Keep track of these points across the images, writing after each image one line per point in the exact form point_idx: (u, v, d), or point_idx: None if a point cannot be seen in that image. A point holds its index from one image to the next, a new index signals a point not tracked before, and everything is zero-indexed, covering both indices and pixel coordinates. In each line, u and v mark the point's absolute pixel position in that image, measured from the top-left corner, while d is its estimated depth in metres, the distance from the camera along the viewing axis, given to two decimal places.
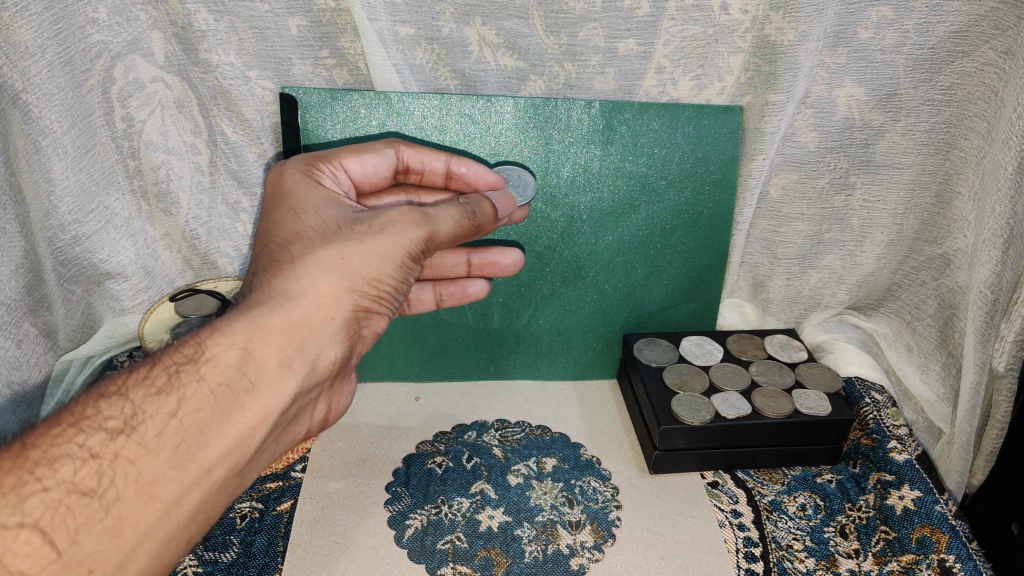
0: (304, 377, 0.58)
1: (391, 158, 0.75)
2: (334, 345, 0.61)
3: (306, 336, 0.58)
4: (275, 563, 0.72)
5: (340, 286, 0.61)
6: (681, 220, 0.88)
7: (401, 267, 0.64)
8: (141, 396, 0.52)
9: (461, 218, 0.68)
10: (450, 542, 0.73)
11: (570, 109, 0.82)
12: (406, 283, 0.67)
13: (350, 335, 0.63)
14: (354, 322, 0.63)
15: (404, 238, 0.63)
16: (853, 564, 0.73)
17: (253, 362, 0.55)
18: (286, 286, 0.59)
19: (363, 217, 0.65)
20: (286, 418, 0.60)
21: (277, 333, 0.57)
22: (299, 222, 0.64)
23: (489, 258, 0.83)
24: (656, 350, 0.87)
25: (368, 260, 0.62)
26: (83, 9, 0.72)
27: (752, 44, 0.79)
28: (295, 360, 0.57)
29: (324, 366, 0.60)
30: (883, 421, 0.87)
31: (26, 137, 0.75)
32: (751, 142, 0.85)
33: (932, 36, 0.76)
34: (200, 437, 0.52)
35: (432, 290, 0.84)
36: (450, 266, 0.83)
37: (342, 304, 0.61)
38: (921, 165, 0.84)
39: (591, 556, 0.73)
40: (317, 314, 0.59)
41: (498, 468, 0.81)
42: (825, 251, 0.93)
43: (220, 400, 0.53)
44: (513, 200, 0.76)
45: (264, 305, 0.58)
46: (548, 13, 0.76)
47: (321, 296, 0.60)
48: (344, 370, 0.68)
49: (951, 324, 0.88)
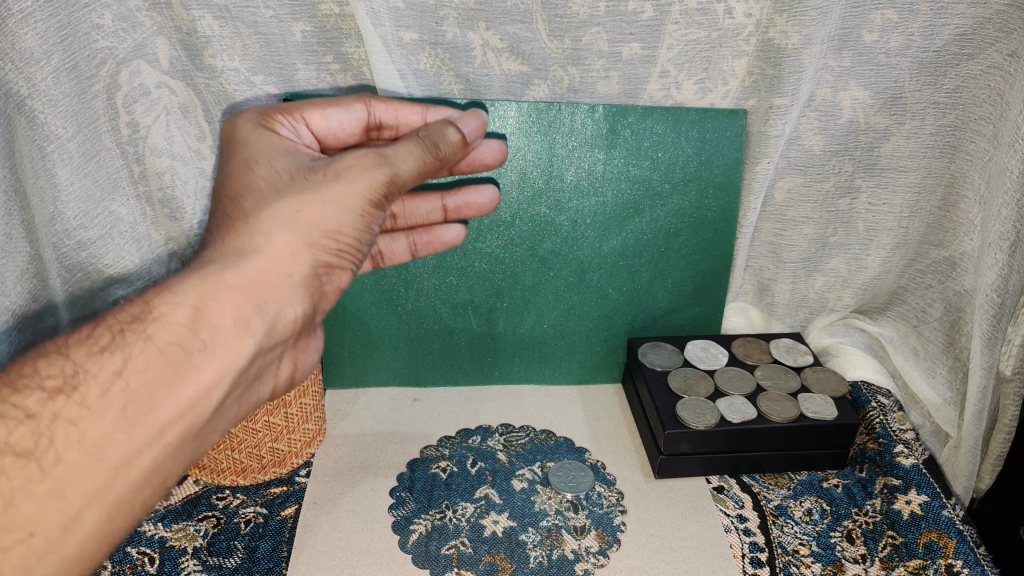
0: (264, 335, 0.54)
1: (361, 113, 0.66)
2: (296, 303, 0.56)
3: (262, 289, 0.53)
4: (279, 568, 0.71)
5: (298, 241, 0.54)
6: (685, 224, 0.88)
7: (363, 215, 0.56)
8: (84, 354, 0.48)
9: (425, 154, 0.57)
10: (456, 547, 0.73)
11: (573, 113, 0.82)
12: (371, 230, 0.58)
13: (316, 291, 0.58)
14: (315, 279, 0.57)
15: (364, 182, 0.55)
16: (859, 568, 0.73)
17: (205, 321, 0.51)
18: (238, 242, 0.53)
19: (319, 165, 0.57)
20: (247, 378, 0.55)
21: (229, 289, 0.52)
22: (252, 174, 0.56)
23: (465, 200, 0.75)
24: (661, 354, 0.87)
25: (322, 208, 0.55)
26: (88, 15, 0.73)
27: (757, 48, 0.79)
28: (253, 319, 0.52)
29: (285, 324, 0.55)
30: (889, 425, 0.86)
31: (31, 142, 0.74)
32: (756, 145, 0.84)
33: (937, 39, 0.77)
34: (148, 397, 0.48)
35: (406, 240, 0.74)
36: (424, 214, 0.74)
37: (299, 261, 0.55)
38: (926, 167, 0.84)
39: (595, 561, 0.72)
40: (273, 271, 0.54)
41: (502, 472, 0.81)
42: (830, 255, 0.92)
43: (171, 359, 0.49)
44: (485, 122, 0.63)
45: (214, 260, 0.53)
46: (552, 17, 0.76)
47: (277, 251, 0.54)
48: (314, 324, 0.61)
49: (957, 327, 0.87)
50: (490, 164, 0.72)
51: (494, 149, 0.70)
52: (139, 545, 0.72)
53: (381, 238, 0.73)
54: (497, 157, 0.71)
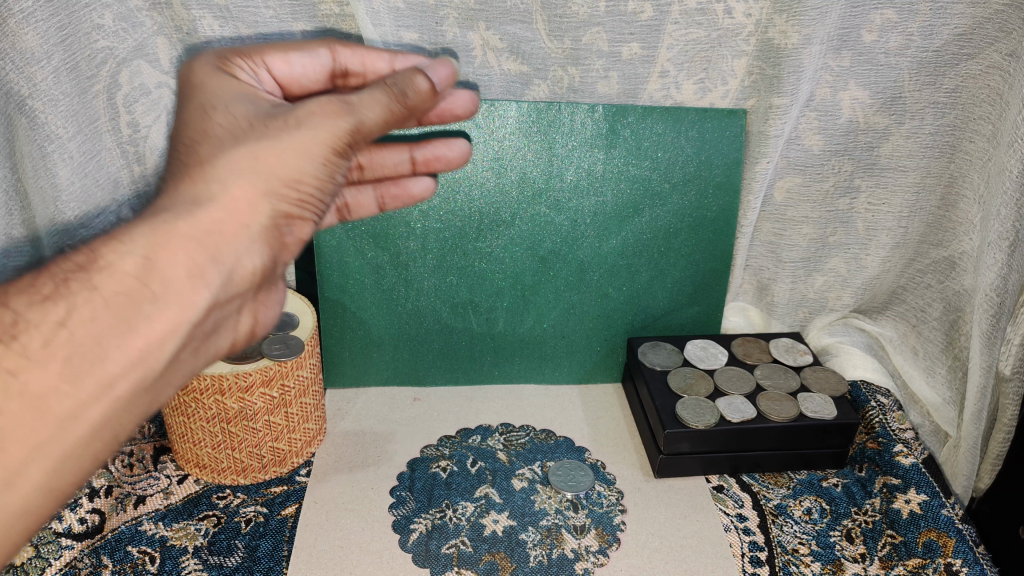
0: (220, 289, 0.46)
1: (325, 59, 0.63)
2: (255, 255, 0.48)
3: (219, 238, 0.46)
4: (280, 567, 0.71)
5: (259, 190, 0.47)
6: (684, 224, 0.88)
7: (325, 164, 0.50)
8: (23, 303, 0.40)
9: (390, 103, 0.52)
10: (456, 546, 0.73)
11: (573, 113, 0.82)
12: (334, 181, 0.52)
13: (277, 244, 0.50)
14: (276, 230, 0.49)
15: (327, 130, 0.49)
16: (858, 568, 0.73)
17: (159, 270, 0.43)
18: (191, 190, 0.46)
19: (280, 112, 0.51)
20: (207, 333, 0.48)
21: (180, 238, 0.44)
22: (208, 121, 0.50)
23: (434, 153, 0.72)
24: (660, 354, 0.87)
25: (281, 156, 0.48)
26: (89, 15, 0.73)
27: (757, 48, 0.80)
28: (210, 269, 0.45)
29: (243, 279, 0.48)
30: (889, 425, 0.85)
31: (31, 142, 0.74)
32: (756, 144, 0.85)
33: (936, 40, 0.77)
34: (95, 348, 0.41)
35: (373, 192, 0.70)
36: (391, 166, 0.70)
37: (258, 211, 0.48)
38: (926, 168, 0.84)
39: (595, 560, 0.73)
40: (233, 218, 0.46)
41: (502, 472, 0.81)
42: (830, 254, 0.92)
43: (120, 309, 0.42)
44: (454, 71, 0.59)
45: (163, 209, 0.45)
46: (552, 17, 0.76)
47: (234, 200, 0.47)
48: (275, 283, 0.52)
49: (956, 327, 0.87)
50: (460, 116, 0.70)
51: (465, 100, 0.69)
52: (140, 544, 0.72)
53: (346, 189, 0.68)
54: (468, 110, 0.69)
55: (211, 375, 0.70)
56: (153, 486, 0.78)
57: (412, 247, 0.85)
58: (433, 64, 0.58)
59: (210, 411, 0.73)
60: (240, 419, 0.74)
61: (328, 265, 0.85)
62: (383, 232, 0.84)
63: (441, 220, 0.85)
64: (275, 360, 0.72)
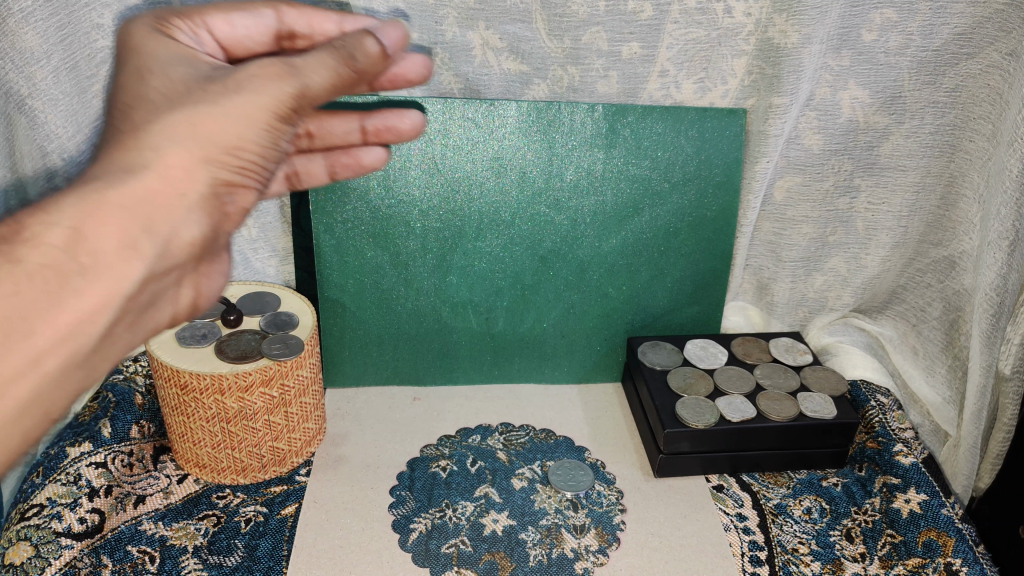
0: (157, 261, 0.43)
1: (269, 19, 0.56)
2: (192, 225, 0.44)
3: (156, 207, 0.42)
4: (279, 567, 0.71)
5: (195, 158, 0.43)
6: (684, 223, 0.88)
7: (267, 131, 0.45)
8: None
9: (337, 66, 0.46)
10: (455, 546, 0.73)
11: (573, 113, 0.82)
12: (278, 148, 0.47)
13: (217, 214, 0.46)
14: (216, 200, 0.45)
15: (268, 96, 0.44)
16: (859, 567, 0.73)
17: (89, 242, 0.39)
18: (124, 155, 0.41)
19: (219, 75, 0.46)
20: (140, 307, 0.44)
21: (111, 205, 0.40)
22: (147, 94, 0.45)
23: (386, 123, 0.65)
24: (660, 353, 0.87)
25: (219, 124, 0.43)
26: (88, 14, 0.72)
27: (756, 47, 0.80)
28: (143, 241, 0.41)
29: (182, 250, 0.44)
30: (889, 425, 0.85)
31: (32, 142, 0.75)
32: (755, 144, 0.85)
33: (936, 39, 0.77)
34: (21, 323, 0.37)
35: (325, 161, 0.64)
36: (341, 136, 0.64)
37: (196, 179, 0.43)
38: (926, 167, 0.84)
39: (595, 560, 0.73)
40: (169, 187, 0.42)
41: (502, 471, 0.81)
42: (829, 254, 0.92)
43: (45, 282, 0.38)
44: (406, 31, 0.51)
45: (95, 178, 0.41)
46: (552, 16, 0.76)
47: (170, 167, 0.42)
48: (218, 254, 0.49)
49: (956, 326, 0.87)
50: (413, 82, 0.61)
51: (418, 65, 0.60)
52: (140, 544, 0.72)
53: (296, 157, 0.63)
54: (422, 75, 0.60)
55: (211, 375, 0.70)
56: (152, 486, 0.78)
57: (411, 247, 0.85)
58: (383, 26, 0.51)
59: (210, 411, 0.73)
60: (240, 419, 0.74)
61: (328, 264, 0.85)
62: (383, 231, 0.84)
63: (441, 219, 0.84)
64: (275, 360, 0.72)
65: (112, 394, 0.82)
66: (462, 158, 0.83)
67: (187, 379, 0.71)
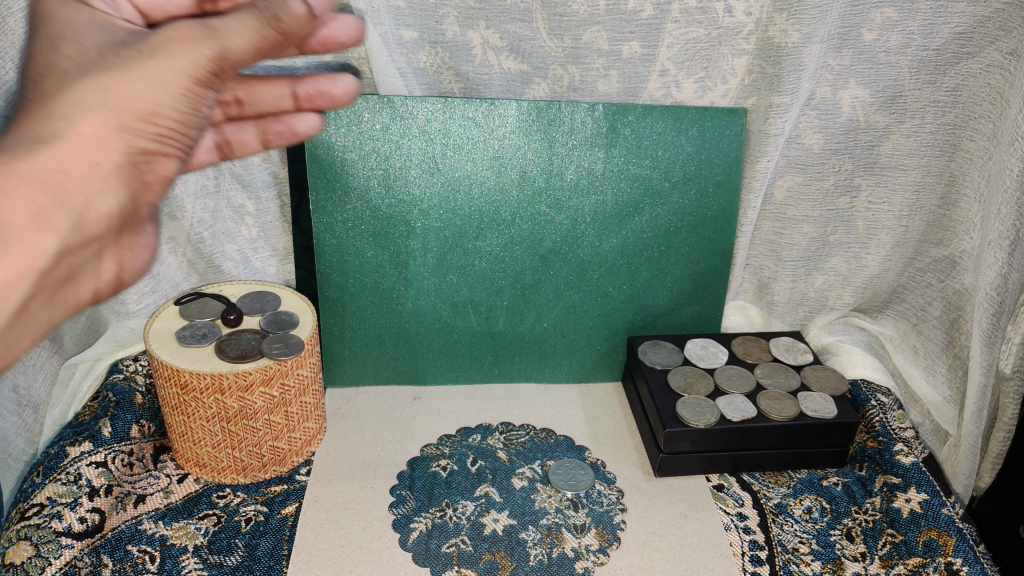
0: (73, 235, 0.36)
1: None
2: (109, 196, 0.37)
3: (68, 177, 0.35)
4: (279, 567, 0.71)
5: (108, 122, 0.36)
6: (685, 223, 0.88)
7: (187, 96, 0.38)
8: None
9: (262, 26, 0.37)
10: (455, 545, 0.73)
11: (573, 112, 0.82)
12: (200, 114, 0.40)
13: (135, 185, 0.39)
14: (133, 169, 0.38)
15: (185, 61, 0.37)
16: (859, 567, 0.73)
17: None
18: (27, 122, 0.34)
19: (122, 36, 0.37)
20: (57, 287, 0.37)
21: (19, 177, 0.33)
22: (46, 48, 0.36)
23: (317, 88, 0.49)
24: (660, 353, 0.87)
25: (132, 88, 0.36)
26: None
27: (757, 47, 0.80)
28: (56, 213, 0.34)
29: (98, 225, 0.37)
30: (889, 424, 0.85)
31: None
32: (756, 143, 0.85)
33: (937, 38, 0.77)
34: None
35: (256, 130, 0.52)
36: (270, 103, 0.51)
37: (110, 146, 0.36)
38: (926, 166, 0.84)
39: (595, 559, 0.72)
40: (80, 155, 0.35)
41: (502, 471, 0.81)
42: (830, 253, 0.92)
43: None
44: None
45: None
46: (552, 16, 0.77)
47: (79, 133, 0.35)
48: (139, 225, 0.41)
49: (957, 326, 0.87)
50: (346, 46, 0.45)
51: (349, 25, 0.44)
52: (139, 544, 0.72)
53: (224, 124, 0.51)
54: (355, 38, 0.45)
55: (211, 375, 0.70)
56: (152, 485, 0.78)
57: (412, 246, 0.85)
58: None
59: (210, 411, 0.73)
60: (240, 418, 0.74)
61: (328, 264, 0.85)
62: (383, 231, 0.84)
63: (441, 219, 0.84)
64: (275, 360, 0.72)
65: (112, 394, 0.82)
66: (462, 157, 0.83)
67: (187, 378, 0.71)
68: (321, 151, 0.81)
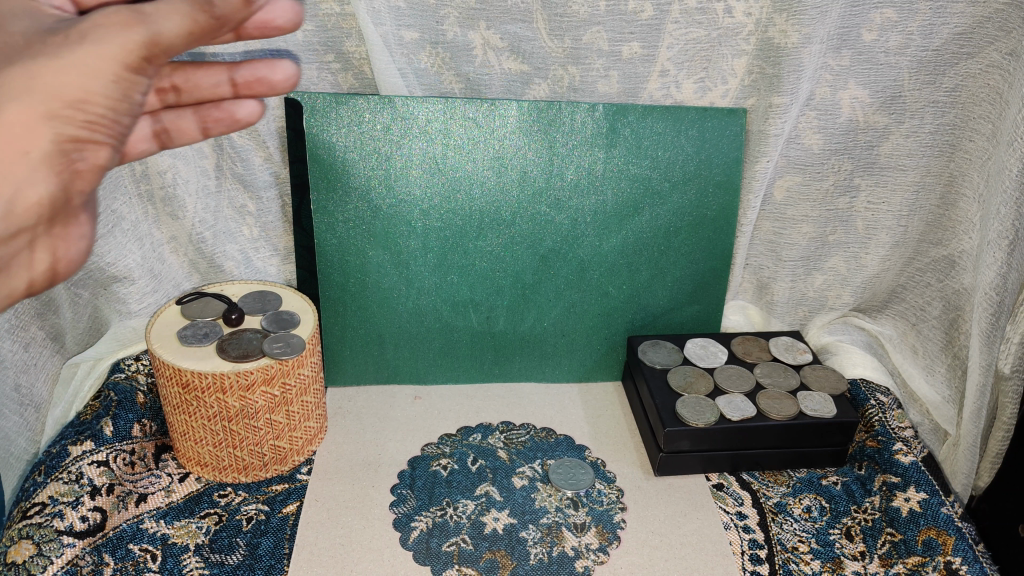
0: None
1: None
2: (37, 186, 0.38)
3: None
4: (280, 565, 0.71)
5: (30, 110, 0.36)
6: (684, 222, 0.88)
7: (118, 83, 0.38)
8: None
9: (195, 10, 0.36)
10: (456, 544, 0.73)
11: (573, 112, 0.82)
12: (135, 102, 0.40)
13: (68, 173, 0.39)
14: (64, 158, 0.38)
15: (114, 46, 0.37)
16: (858, 566, 0.74)
17: None
18: None
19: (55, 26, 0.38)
20: None
21: None
22: None
23: (255, 74, 0.49)
24: (660, 352, 0.87)
25: (57, 75, 0.36)
26: None
27: (756, 47, 0.80)
28: None
29: (27, 213, 0.38)
30: (888, 424, 0.85)
31: None
32: (755, 144, 0.85)
33: (936, 39, 0.77)
34: None
35: (194, 117, 0.51)
36: (207, 89, 0.50)
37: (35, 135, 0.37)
38: (925, 166, 0.84)
39: (595, 558, 0.73)
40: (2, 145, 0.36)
41: (503, 470, 0.81)
42: (829, 253, 0.93)
43: None
44: None
45: None
46: (552, 16, 0.77)
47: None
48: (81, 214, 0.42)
49: (956, 326, 0.87)
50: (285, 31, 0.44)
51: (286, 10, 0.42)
52: (141, 542, 0.72)
53: (161, 111, 0.50)
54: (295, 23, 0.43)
55: (213, 374, 0.70)
56: (154, 484, 0.79)
57: (412, 246, 0.85)
58: None
59: (212, 410, 0.73)
60: (241, 417, 0.74)
61: (328, 263, 0.85)
62: (384, 230, 0.84)
63: (441, 219, 0.85)
64: (276, 360, 0.72)
65: (114, 394, 0.82)
66: (463, 157, 0.83)
67: (188, 377, 0.71)
68: (321, 151, 0.81)
